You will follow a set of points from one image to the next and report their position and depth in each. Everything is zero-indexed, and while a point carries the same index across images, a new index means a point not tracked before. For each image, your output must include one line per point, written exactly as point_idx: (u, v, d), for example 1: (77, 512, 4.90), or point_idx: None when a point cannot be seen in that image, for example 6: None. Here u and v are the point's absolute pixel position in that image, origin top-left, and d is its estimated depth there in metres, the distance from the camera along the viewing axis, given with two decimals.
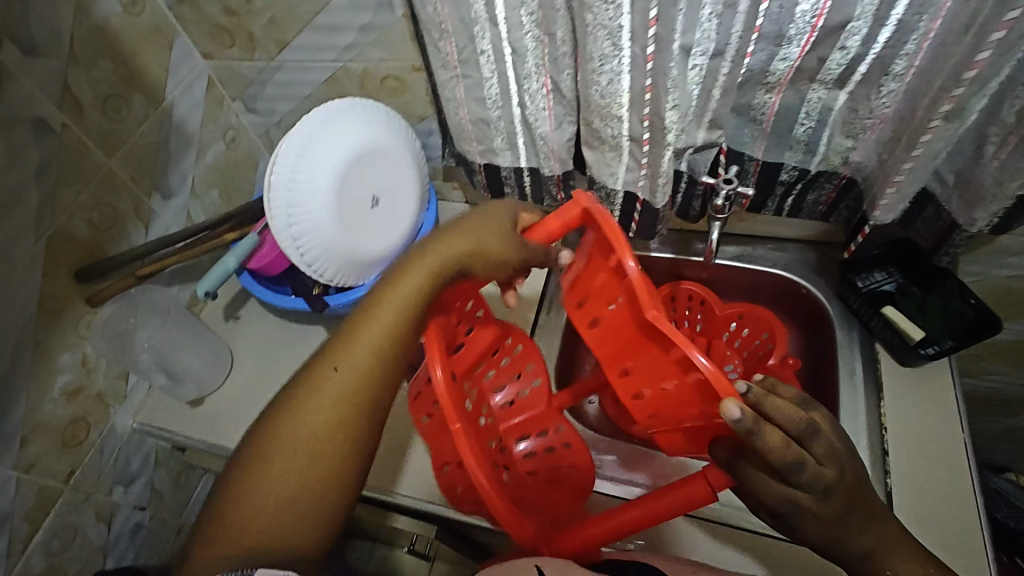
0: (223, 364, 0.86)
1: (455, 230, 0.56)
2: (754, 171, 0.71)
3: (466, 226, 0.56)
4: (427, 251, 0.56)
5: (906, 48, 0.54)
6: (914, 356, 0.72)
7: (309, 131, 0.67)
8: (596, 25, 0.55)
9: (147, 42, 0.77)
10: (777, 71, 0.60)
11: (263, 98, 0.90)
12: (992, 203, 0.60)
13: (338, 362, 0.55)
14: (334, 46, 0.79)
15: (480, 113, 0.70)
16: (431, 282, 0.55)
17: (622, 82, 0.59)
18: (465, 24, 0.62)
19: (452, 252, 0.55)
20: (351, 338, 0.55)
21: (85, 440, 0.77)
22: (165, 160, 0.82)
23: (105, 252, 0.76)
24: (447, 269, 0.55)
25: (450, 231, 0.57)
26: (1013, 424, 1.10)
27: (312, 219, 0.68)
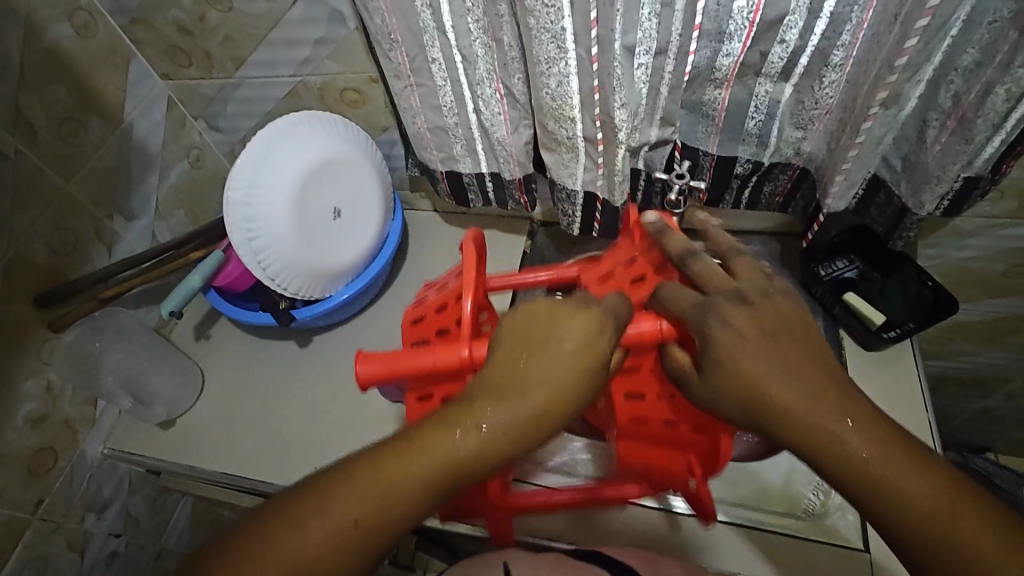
0: (194, 383, 0.86)
1: (556, 357, 0.45)
2: (708, 166, 0.72)
3: (566, 357, 0.45)
4: (504, 373, 0.46)
5: (842, 39, 0.56)
6: (876, 340, 0.73)
7: (263, 146, 0.68)
8: (539, 29, 0.55)
9: (103, 64, 0.76)
10: (723, 67, 0.61)
11: (225, 116, 0.90)
12: (938, 185, 0.62)
13: (370, 478, 0.44)
14: (291, 60, 0.79)
15: (437, 121, 0.71)
16: (509, 427, 0.44)
17: (571, 84, 0.60)
18: (414, 34, 0.62)
19: (546, 396, 0.44)
20: (391, 466, 0.44)
21: (53, 468, 0.76)
22: (126, 182, 0.82)
23: (67, 276, 0.76)
24: (529, 418, 0.44)
25: (551, 352, 0.45)
26: (988, 404, 1.12)
27: (271, 233, 0.68)
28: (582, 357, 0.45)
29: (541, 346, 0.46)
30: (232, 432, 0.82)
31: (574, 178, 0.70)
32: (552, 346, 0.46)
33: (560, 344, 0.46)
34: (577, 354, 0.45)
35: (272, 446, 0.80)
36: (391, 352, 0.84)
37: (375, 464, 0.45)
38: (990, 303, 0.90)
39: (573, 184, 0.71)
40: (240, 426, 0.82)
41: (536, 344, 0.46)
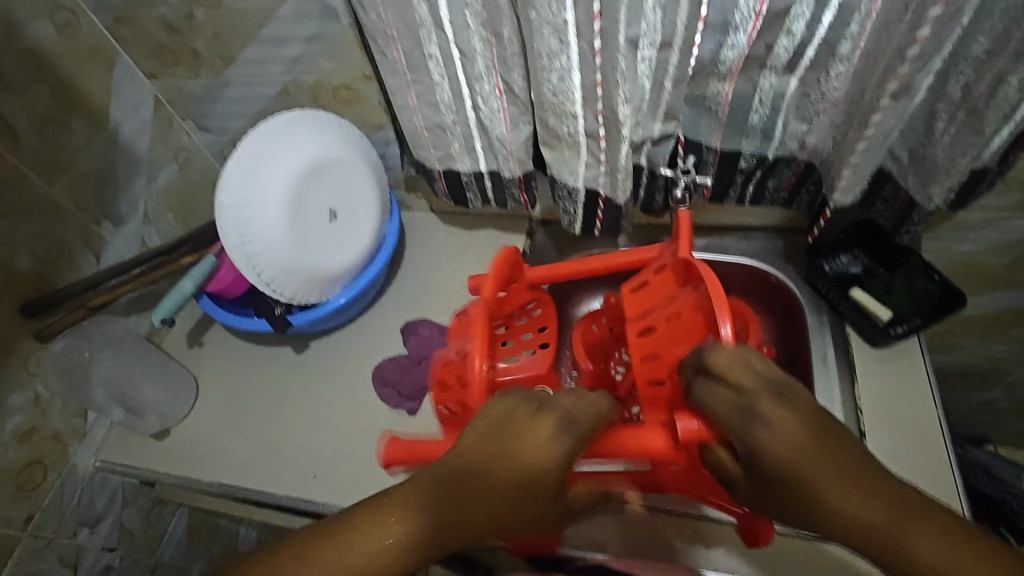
0: (188, 393, 0.83)
1: (512, 437, 0.47)
2: (713, 161, 0.70)
3: (524, 438, 0.47)
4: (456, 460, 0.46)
5: (850, 30, 0.55)
6: (885, 336, 0.72)
7: (257, 146, 0.66)
8: (540, 22, 0.54)
9: (86, 64, 0.74)
10: (727, 60, 0.60)
11: (215, 116, 0.87)
12: (947, 178, 0.61)
13: (295, 570, 0.42)
14: (282, 58, 0.77)
15: (435, 119, 0.69)
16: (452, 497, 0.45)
17: (573, 79, 0.58)
18: (410, 29, 0.60)
19: (499, 470, 0.45)
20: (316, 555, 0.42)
21: (42, 483, 0.74)
22: (113, 186, 0.80)
23: (53, 284, 0.73)
24: (479, 495, 0.45)
25: (504, 430, 0.47)
26: (989, 397, 1.12)
27: (266, 236, 0.66)
28: (545, 452, 0.46)
29: (504, 432, 0.47)
30: (228, 441, 0.80)
31: (575, 175, 0.69)
32: (525, 428, 0.47)
33: (522, 431, 0.47)
34: (540, 440, 0.47)
35: (270, 455, 0.78)
36: (390, 356, 0.83)
37: (337, 546, 0.43)
38: (993, 295, 0.90)
39: (574, 181, 0.70)
40: (236, 436, 0.80)
41: (508, 431, 0.47)
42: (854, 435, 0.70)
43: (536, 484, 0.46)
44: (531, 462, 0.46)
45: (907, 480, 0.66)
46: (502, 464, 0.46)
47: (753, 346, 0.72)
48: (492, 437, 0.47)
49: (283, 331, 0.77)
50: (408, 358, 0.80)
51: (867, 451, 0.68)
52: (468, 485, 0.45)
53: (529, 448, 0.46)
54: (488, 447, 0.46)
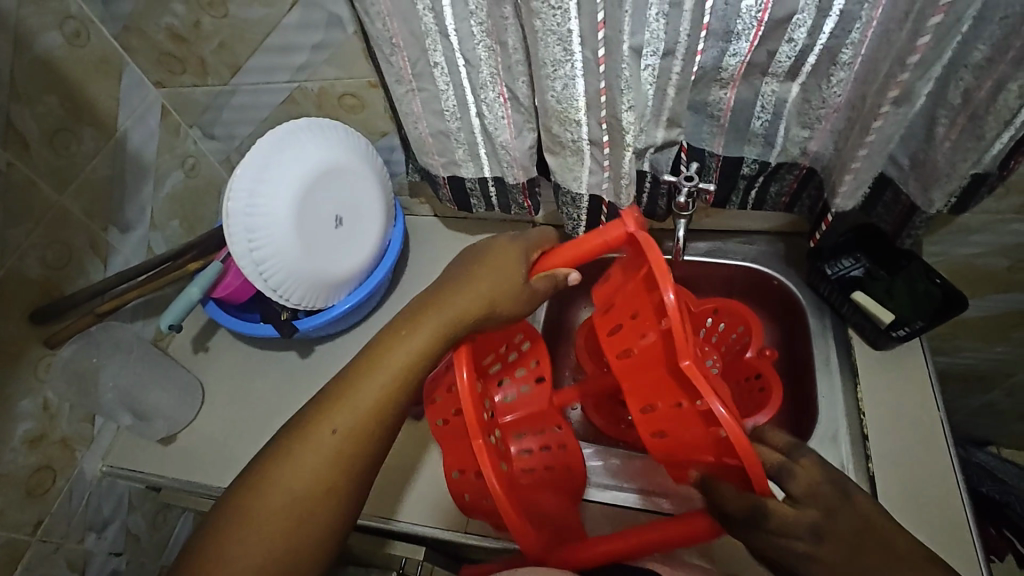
0: (194, 397, 0.84)
1: (485, 259, 0.61)
2: (715, 167, 0.71)
3: (489, 249, 0.62)
4: (442, 295, 0.60)
5: (851, 37, 0.56)
6: (886, 339, 0.73)
7: (266, 153, 0.66)
8: (545, 31, 0.54)
9: (94, 73, 0.75)
10: (729, 67, 0.60)
11: (220, 123, 0.88)
12: (948, 183, 0.61)
13: (346, 402, 0.56)
14: (288, 66, 0.78)
15: (439, 126, 0.70)
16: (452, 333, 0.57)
17: (577, 86, 0.59)
18: (416, 38, 0.61)
19: (481, 285, 0.59)
20: (358, 382, 0.57)
21: (51, 488, 0.74)
22: (121, 193, 0.80)
23: (62, 291, 0.74)
24: (479, 311, 0.58)
25: (481, 252, 0.62)
26: (991, 398, 1.12)
27: (273, 243, 0.67)
28: (507, 258, 0.61)
29: (475, 263, 0.61)
30: (234, 446, 0.80)
31: (579, 181, 0.69)
32: (481, 260, 0.61)
33: (489, 259, 0.61)
34: (497, 252, 0.62)
35: None
36: None
37: (371, 373, 0.57)
38: (994, 298, 0.90)
39: (577, 187, 0.70)
40: (243, 441, 0.80)
41: (488, 262, 0.61)
42: (857, 439, 0.70)
43: (505, 281, 0.59)
44: (495, 273, 0.60)
45: (911, 483, 0.66)
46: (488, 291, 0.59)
47: (757, 348, 0.76)
48: (468, 279, 0.60)
49: (290, 335, 0.78)
50: None
51: (871, 454, 0.69)
52: (447, 304, 0.58)
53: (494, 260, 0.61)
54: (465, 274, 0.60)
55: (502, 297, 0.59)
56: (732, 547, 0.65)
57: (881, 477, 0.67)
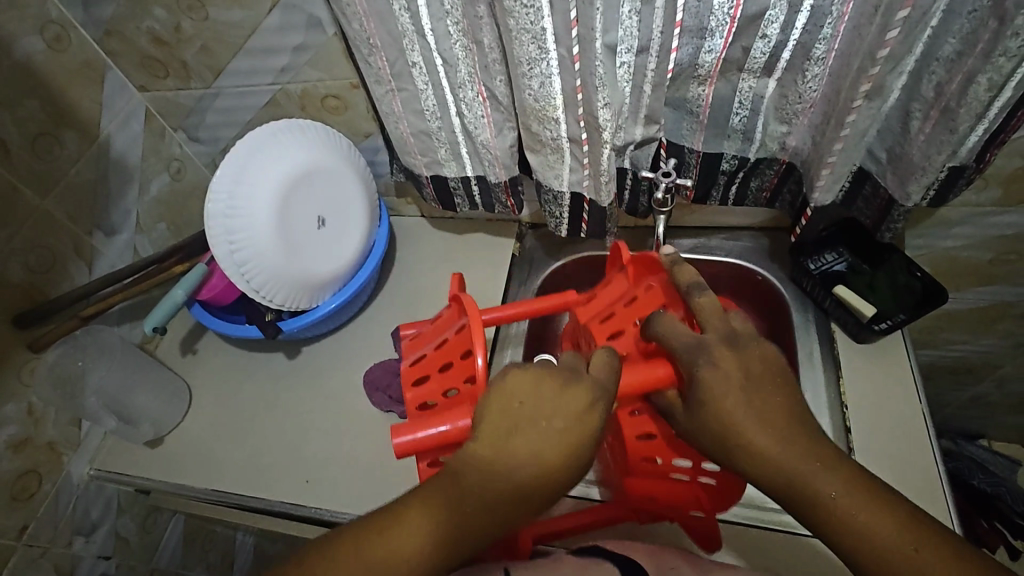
0: (181, 400, 0.84)
1: (543, 416, 0.45)
2: (694, 163, 0.71)
3: (545, 408, 0.46)
4: (484, 458, 0.45)
5: (824, 32, 0.56)
6: (867, 332, 0.73)
7: (245, 155, 0.67)
8: (519, 29, 0.55)
9: (76, 77, 0.75)
10: (706, 63, 0.61)
11: (205, 127, 0.88)
12: (924, 176, 0.61)
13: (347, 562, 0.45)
14: (270, 69, 0.78)
15: (420, 126, 0.70)
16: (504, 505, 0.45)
17: (553, 85, 0.59)
18: (393, 38, 0.61)
19: (540, 455, 0.44)
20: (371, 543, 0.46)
21: (37, 492, 0.75)
22: (105, 197, 0.81)
23: (46, 295, 0.74)
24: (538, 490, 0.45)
25: (529, 401, 0.46)
26: (980, 391, 1.12)
27: (254, 244, 0.67)
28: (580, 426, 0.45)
29: (529, 400, 0.46)
30: (221, 448, 0.80)
31: (560, 179, 0.70)
32: (546, 390, 0.46)
33: (551, 414, 0.45)
34: (563, 396, 0.46)
35: (262, 462, 0.78)
36: (380, 360, 0.83)
37: (382, 535, 0.46)
38: (979, 291, 0.91)
39: (559, 185, 0.70)
40: (229, 443, 0.80)
41: (548, 410, 0.46)
42: (839, 432, 0.70)
43: (571, 451, 0.45)
44: (565, 434, 0.45)
45: (893, 476, 0.67)
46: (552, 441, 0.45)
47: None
48: (518, 412, 0.46)
49: (274, 337, 0.78)
50: (397, 363, 0.81)
51: (853, 448, 0.69)
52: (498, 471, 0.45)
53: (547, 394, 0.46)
54: (516, 411, 0.46)
55: (565, 459, 0.45)
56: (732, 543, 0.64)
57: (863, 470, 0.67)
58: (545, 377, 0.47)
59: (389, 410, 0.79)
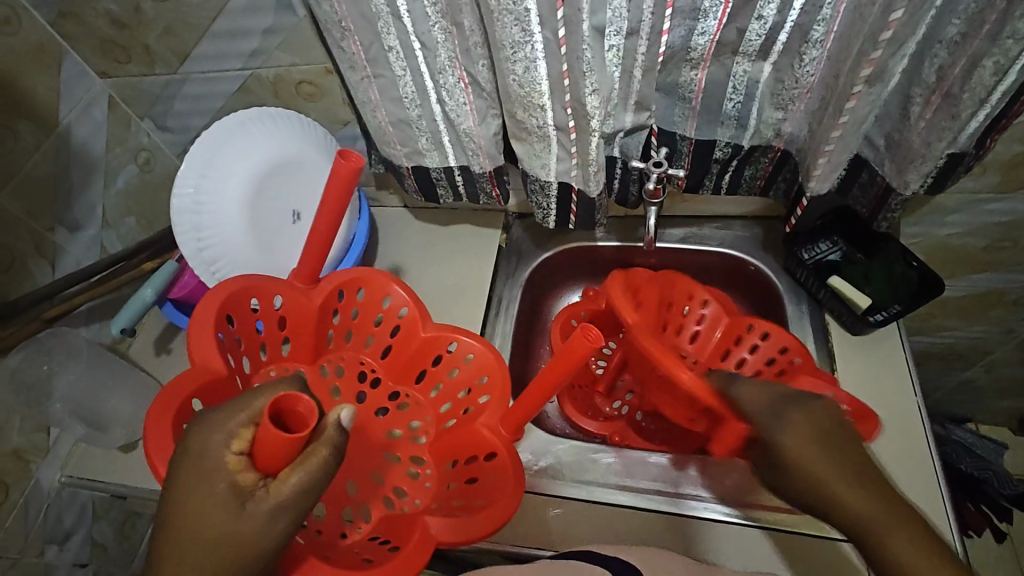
0: (155, 403, 0.80)
1: (189, 451, 0.43)
2: (687, 151, 0.68)
3: (193, 453, 0.43)
4: (184, 492, 0.42)
5: (823, 13, 0.53)
6: (863, 324, 0.71)
7: (211, 145, 0.62)
8: (501, 11, 0.51)
9: (30, 63, 0.70)
10: (699, 47, 0.58)
11: (173, 115, 0.84)
12: (924, 164, 0.59)
13: None
14: (239, 53, 0.74)
15: (399, 114, 0.66)
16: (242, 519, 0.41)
17: (538, 70, 0.56)
18: (367, 20, 0.57)
19: (210, 473, 0.42)
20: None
21: (4, 503, 0.71)
22: (67, 191, 0.76)
23: (8, 296, 0.70)
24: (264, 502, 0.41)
25: (185, 453, 0.43)
26: (969, 377, 1.12)
27: (225, 240, 0.64)
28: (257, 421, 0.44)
29: (187, 498, 0.41)
30: None
31: (547, 169, 0.67)
32: (194, 460, 0.42)
33: (196, 449, 0.43)
34: (212, 461, 0.42)
35: None
36: None
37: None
38: (973, 278, 0.89)
39: (546, 175, 0.67)
40: None
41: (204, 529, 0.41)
42: None
43: (212, 482, 0.42)
44: (208, 540, 0.40)
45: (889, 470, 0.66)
46: (224, 547, 0.40)
47: None
48: (179, 470, 0.43)
49: None
50: None
51: None
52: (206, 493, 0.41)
53: (203, 526, 0.41)
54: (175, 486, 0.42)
55: (216, 495, 0.41)
56: (741, 544, 0.63)
57: None
58: (182, 492, 0.42)
59: None
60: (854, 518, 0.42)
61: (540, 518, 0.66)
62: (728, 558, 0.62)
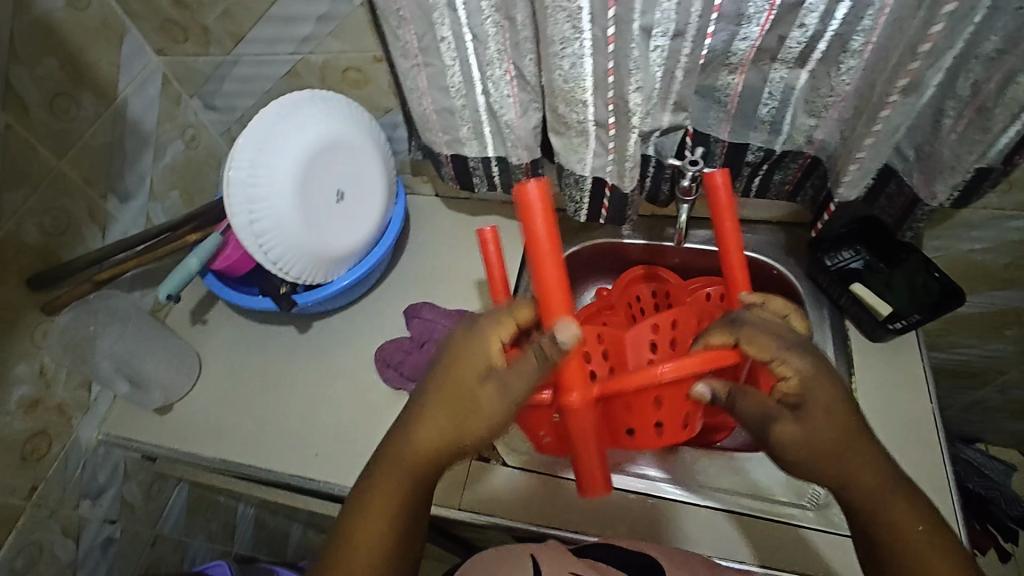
0: (190, 369, 0.84)
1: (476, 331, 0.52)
2: (720, 152, 0.70)
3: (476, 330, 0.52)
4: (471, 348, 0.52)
5: (863, 24, 0.55)
6: (882, 331, 0.73)
7: (268, 124, 0.66)
8: (554, 7, 0.54)
9: (96, 37, 0.74)
10: (739, 52, 0.60)
11: (221, 95, 0.87)
12: (952, 176, 0.61)
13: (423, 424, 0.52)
14: (292, 38, 0.77)
15: (444, 103, 0.69)
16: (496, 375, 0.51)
17: (584, 66, 0.58)
18: (423, 11, 0.61)
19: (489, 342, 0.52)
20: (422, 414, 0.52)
21: (47, 454, 0.75)
22: (120, 162, 0.80)
23: (61, 258, 0.74)
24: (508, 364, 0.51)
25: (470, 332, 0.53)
26: (981, 396, 1.13)
27: (274, 214, 0.67)
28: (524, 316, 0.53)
29: (457, 370, 0.52)
30: (231, 417, 0.80)
31: (582, 163, 0.69)
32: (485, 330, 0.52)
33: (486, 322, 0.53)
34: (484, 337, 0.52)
35: (271, 436, 0.78)
36: (393, 338, 0.83)
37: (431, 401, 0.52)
38: (989, 295, 0.91)
39: (581, 169, 0.70)
40: (239, 413, 0.81)
41: (465, 393, 0.51)
42: None
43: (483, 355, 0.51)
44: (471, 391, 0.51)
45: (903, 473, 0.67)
46: (462, 415, 0.51)
47: None
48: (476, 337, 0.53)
49: (288, 310, 0.78)
50: (409, 341, 0.81)
51: None
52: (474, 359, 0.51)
53: (455, 400, 0.51)
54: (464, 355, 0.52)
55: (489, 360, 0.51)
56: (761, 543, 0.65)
57: None
58: (450, 372, 0.52)
59: (399, 388, 0.79)
60: (860, 499, 0.49)
61: (557, 500, 0.69)
62: (735, 550, 0.64)
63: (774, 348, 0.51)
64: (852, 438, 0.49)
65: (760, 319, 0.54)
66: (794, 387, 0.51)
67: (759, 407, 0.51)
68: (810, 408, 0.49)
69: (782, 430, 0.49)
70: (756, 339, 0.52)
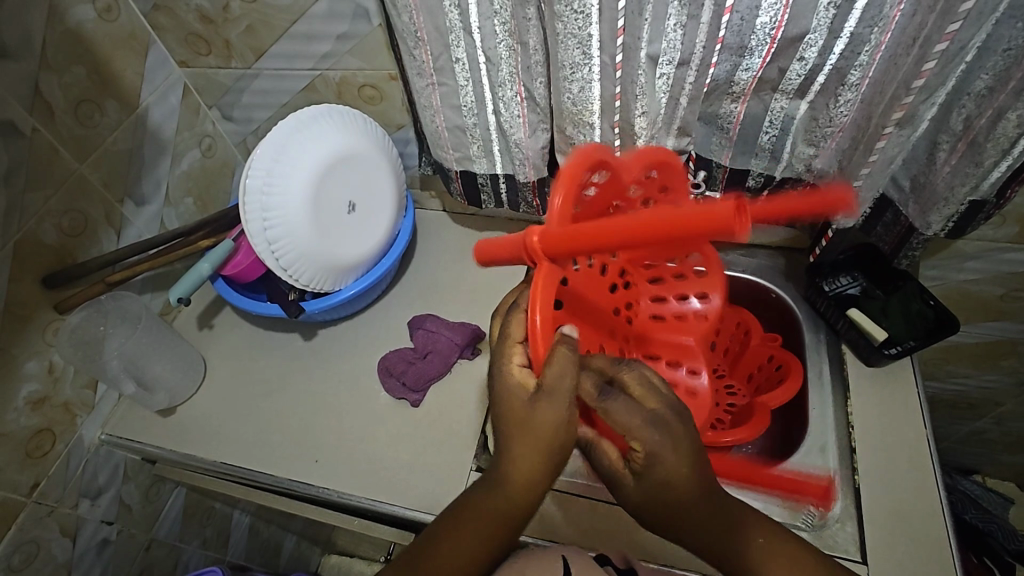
0: (196, 372, 0.85)
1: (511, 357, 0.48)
2: (722, 177, 0.73)
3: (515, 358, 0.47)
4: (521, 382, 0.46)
5: (860, 59, 0.56)
6: (878, 356, 0.74)
7: (286, 135, 0.68)
8: (565, 34, 0.56)
9: (122, 48, 0.76)
10: (742, 81, 0.62)
11: (240, 106, 0.90)
12: (946, 207, 0.63)
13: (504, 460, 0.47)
14: (311, 54, 0.80)
15: (456, 121, 0.72)
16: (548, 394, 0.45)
17: (592, 90, 0.61)
18: (440, 33, 0.63)
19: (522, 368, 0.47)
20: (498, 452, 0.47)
21: (50, 452, 0.75)
22: (138, 168, 0.82)
23: (76, 259, 0.75)
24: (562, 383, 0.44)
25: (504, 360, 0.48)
26: (978, 427, 1.14)
27: (287, 223, 0.69)
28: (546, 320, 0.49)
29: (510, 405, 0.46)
30: (233, 422, 0.81)
31: None
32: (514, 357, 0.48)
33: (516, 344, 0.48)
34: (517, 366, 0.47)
35: (273, 441, 0.79)
36: (397, 348, 0.85)
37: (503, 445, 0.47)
38: (984, 326, 0.92)
39: None
40: (241, 418, 0.82)
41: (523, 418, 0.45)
42: (844, 450, 0.72)
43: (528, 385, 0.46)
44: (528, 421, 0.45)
45: (896, 497, 0.68)
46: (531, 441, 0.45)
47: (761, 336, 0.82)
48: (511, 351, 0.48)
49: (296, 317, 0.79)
50: (413, 352, 0.82)
51: (856, 467, 0.70)
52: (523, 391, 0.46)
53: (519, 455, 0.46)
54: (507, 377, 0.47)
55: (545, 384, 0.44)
56: None
57: (866, 490, 0.68)
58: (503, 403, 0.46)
59: (401, 398, 0.80)
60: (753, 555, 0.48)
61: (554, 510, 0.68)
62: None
63: (626, 423, 0.43)
64: (696, 494, 0.45)
65: (630, 380, 0.45)
66: (643, 457, 0.44)
67: (609, 470, 0.48)
68: (651, 480, 0.44)
69: (624, 489, 0.47)
70: (614, 413, 0.44)
